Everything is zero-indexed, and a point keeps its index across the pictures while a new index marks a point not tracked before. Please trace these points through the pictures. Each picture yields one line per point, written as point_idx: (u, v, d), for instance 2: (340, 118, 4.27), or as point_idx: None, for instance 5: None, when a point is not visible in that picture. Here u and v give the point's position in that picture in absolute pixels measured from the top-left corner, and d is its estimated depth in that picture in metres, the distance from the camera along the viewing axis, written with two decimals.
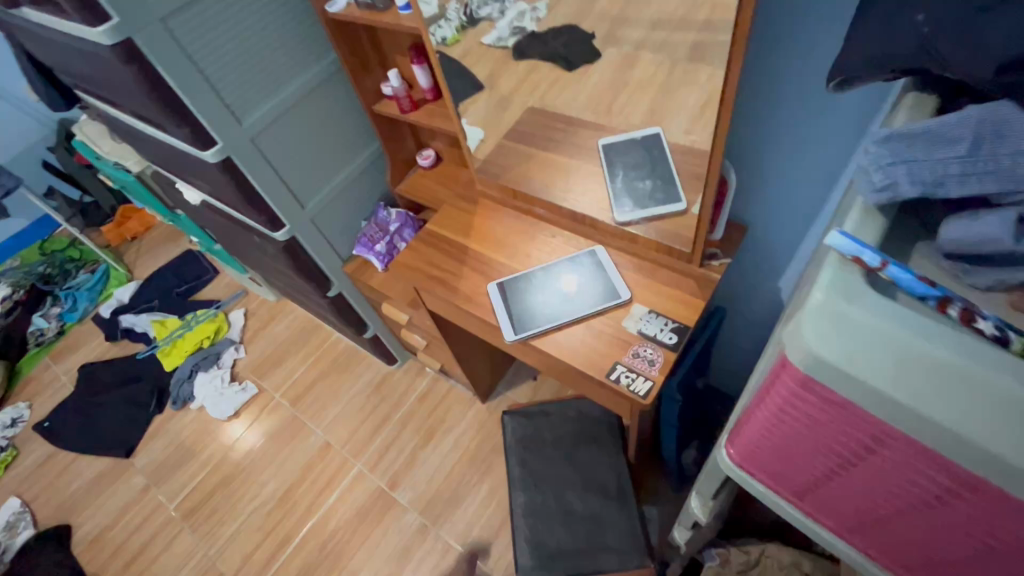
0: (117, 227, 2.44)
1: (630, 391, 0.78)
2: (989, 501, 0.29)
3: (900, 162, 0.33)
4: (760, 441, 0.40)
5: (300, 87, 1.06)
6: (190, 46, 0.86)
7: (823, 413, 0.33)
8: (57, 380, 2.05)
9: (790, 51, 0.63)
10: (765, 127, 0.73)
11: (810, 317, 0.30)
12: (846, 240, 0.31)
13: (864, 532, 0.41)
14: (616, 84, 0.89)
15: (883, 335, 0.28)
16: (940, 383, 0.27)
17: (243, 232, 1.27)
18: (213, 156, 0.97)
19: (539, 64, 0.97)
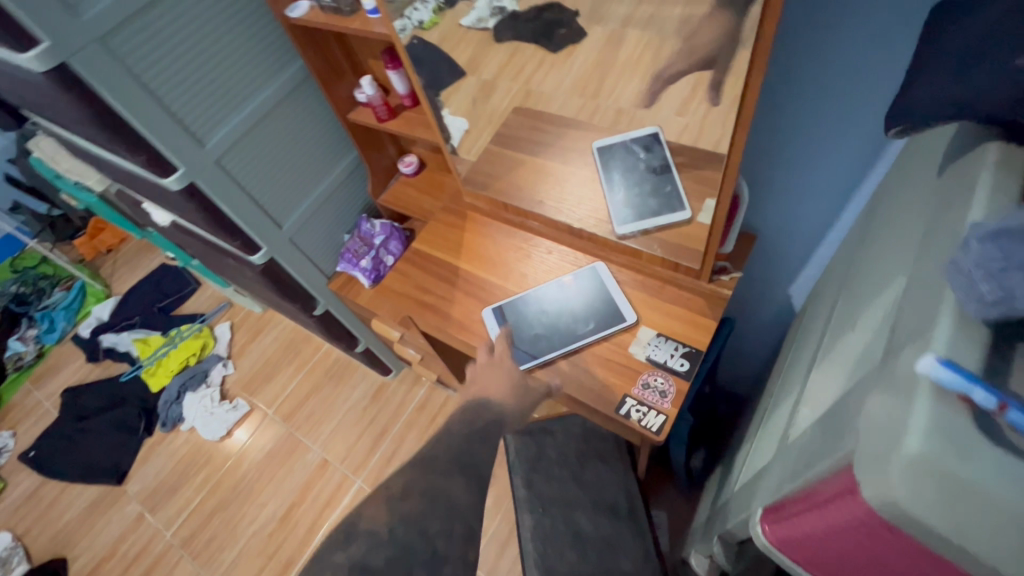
0: (90, 240, 2.34)
1: (642, 427, 0.73)
2: None
3: (1015, 268, 0.26)
4: (810, 542, 0.35)
5: (264, 98, 0.97)
6: (137, 66, 0.77)
7: (895, 547, 0.29)
8: (40, 406, 1.97)
9: (807, 52, 0.57)
10: (778, 134, 0.67)
11: (905, 471, 0.25)
12: (952, 374, 0.25)
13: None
14: (602, 67, 0.84)
15: (993, 503, 0.24)
16: None
17: (219, 255, 1.19)
18: (176, 183, 0.89)
19: (521, 46, 0.90)
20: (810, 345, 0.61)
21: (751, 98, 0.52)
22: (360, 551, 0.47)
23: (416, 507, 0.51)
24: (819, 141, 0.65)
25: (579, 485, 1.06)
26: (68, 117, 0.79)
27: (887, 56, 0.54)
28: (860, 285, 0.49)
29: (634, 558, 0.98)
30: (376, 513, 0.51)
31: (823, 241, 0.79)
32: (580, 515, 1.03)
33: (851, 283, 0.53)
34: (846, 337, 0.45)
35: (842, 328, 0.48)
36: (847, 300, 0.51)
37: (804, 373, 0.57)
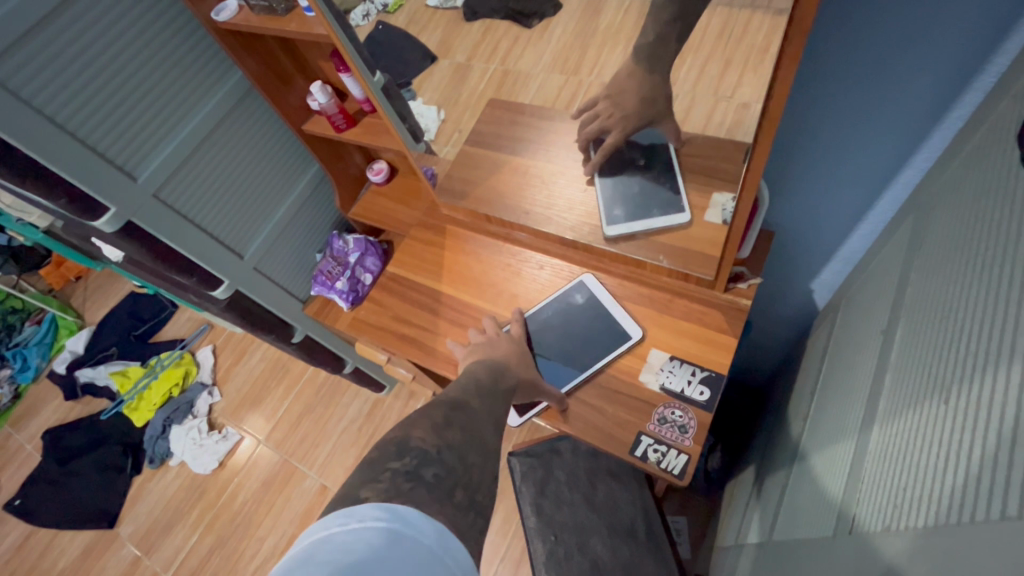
0: (56, 268, 2.21)
1: (662, 470, 0.64)
2: None
3: None
4: None
5: (199, 121, 0.85)
6: (39, 98, 0.66)
7: None
8: (21, 449, 1.88)
9: (835, 17, 0.46)
10: (803, 122, 0.56)
11: None
12: None
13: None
14: (584, 37, 0.75)
15: None
16: None
17: (178, 292, 1.08)
18: (110, 224, 0.76)
19: (495, 22, 0.82)
20: (861, 376, 0.51)
21: (782, 86, 0.41)
22: (409, 462, 0.42)
23: (458, 439, 0.46)
24: (852, 124, 0.55)
25: (592, 508, 0.98)
26: None
27: (938, 19, 0.44)
28: (936, 326, 0.39)
29: None
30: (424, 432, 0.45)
31: (852, 237, 0.69)
32: (596, 544, 0.94)
33: (916, 312, 0.44)
34: (934, 406, 0.35)
35: (918, 386, 0.39)
36: (916, 341, 0.42)
37: (857, 414, 0.48)
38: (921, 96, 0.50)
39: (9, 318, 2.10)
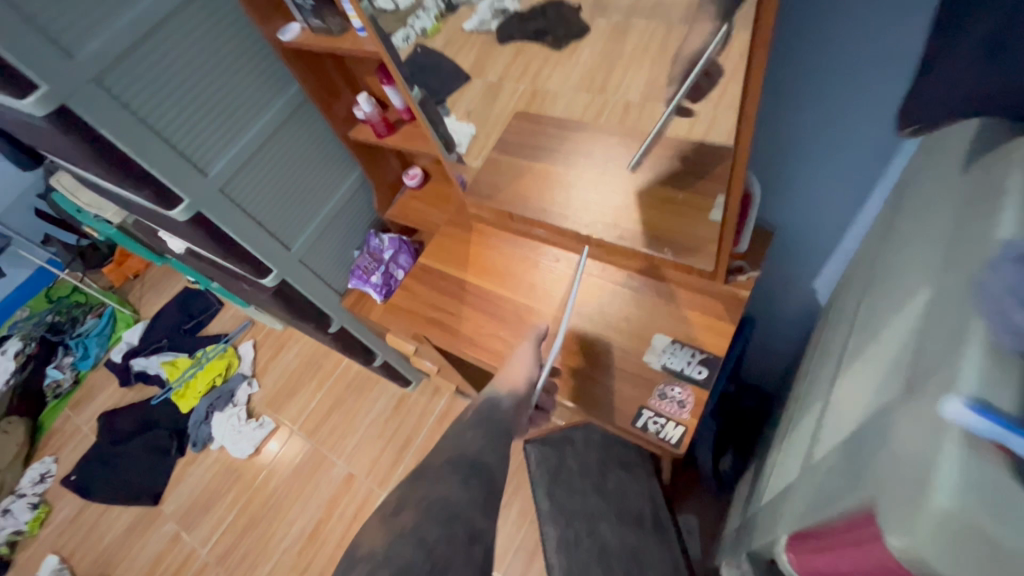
0: (118, 267, 2.41)
1: (661, 440, 0.70)
2: None
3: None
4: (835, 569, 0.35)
5: (263, 127, 0.97)
6: (138, 104, 0.78)
7: None
8: (78, 430, 2.04)
9: (810, 30, 0.53)
10: (790, 126, 0.63)
11: (935, 523, 0.25)
12: (974, 415, 0.25)
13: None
14: (607, 60, 0.85)
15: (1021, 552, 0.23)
16: None
17: (233, 280, 1.21)
18: (182, 214, 0.89)
19: (526, 45, 0.95)
20: (835, 352, 0.56)
21: (753, 89, 0.48)
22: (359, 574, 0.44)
23: (410, 521, 0.48)
24: (836, 127, 0.61)
25: (602, 494, 1.03)
26: (73, 156, 0.81)
27: (901, 34, 0.50)
28: (885, 290, 0.45)
29: (663, 572, 0.93)
30: (373, 538, 0.47)
31: (845, 235, 0.75)
32: (604, 528, 0.99)
33: (875, 286, 0.50)
34: (871, 352, 0.42)
35: (866, 339, 0.45)
36: (872, 304, 0.47)
37: (829, 379, 0.54)
38: (895, 101, 0.56)
39: (74, 312, 2.30)
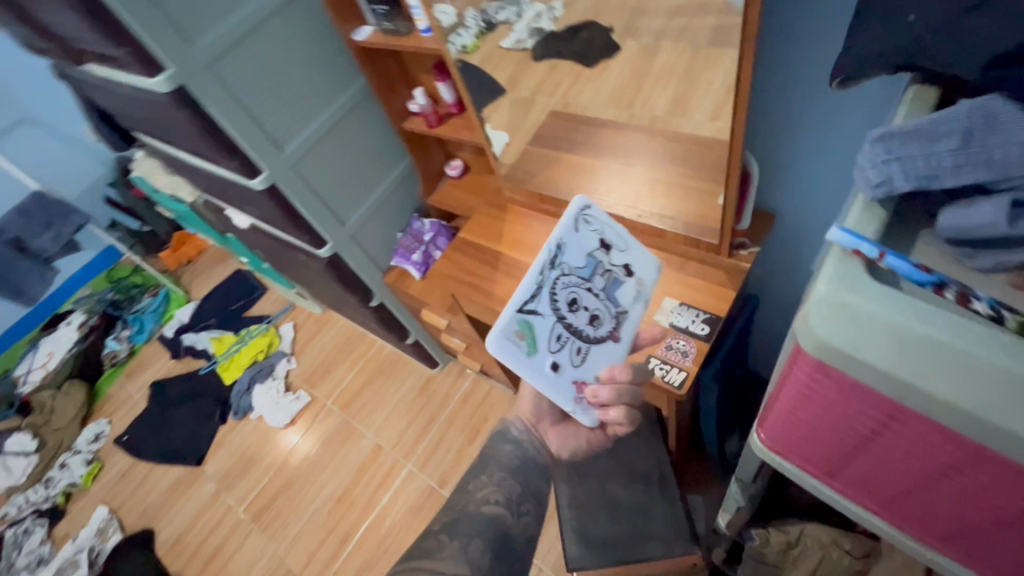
0: (173, 252, 2.60)
1: (665, 382, 0.81)
2: (1004, 468, 0.29)
3: (894, 158, 0.31)
4: (785, 420, 0.41)
5: (332, 113, 1.12)
6: (236, 86, 0.94)
7: (842, 396, 0.34)
8: (131, 397, 2.22)
9: (795, 35, 0.63)
10: (784, 118, 0.73)
11: (814, 309, 0.30)
12: (844, 234, 0.31)
13: (953, 544, 0.39)
14: (638, 75, 0.91)
15: (883, 325, 0.28)
16: (945, 367, 0.27)
17: (291, 252, 1.36)
18: (259, 183, 1.05)
19: (562, 62, 1.00)
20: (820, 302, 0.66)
21: (745, 76, 0.60)
22: None
23: None
24: (822, 120, 0.70)
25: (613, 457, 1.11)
26: (180, 127, 0.97)
27: None
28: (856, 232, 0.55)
29: (666, 526, 1.02)
30: None
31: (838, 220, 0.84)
32: (613, 486, 1.08)
33: None
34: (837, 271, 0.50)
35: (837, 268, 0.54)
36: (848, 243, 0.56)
37: None
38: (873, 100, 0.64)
39: (133, 291, 2.52)
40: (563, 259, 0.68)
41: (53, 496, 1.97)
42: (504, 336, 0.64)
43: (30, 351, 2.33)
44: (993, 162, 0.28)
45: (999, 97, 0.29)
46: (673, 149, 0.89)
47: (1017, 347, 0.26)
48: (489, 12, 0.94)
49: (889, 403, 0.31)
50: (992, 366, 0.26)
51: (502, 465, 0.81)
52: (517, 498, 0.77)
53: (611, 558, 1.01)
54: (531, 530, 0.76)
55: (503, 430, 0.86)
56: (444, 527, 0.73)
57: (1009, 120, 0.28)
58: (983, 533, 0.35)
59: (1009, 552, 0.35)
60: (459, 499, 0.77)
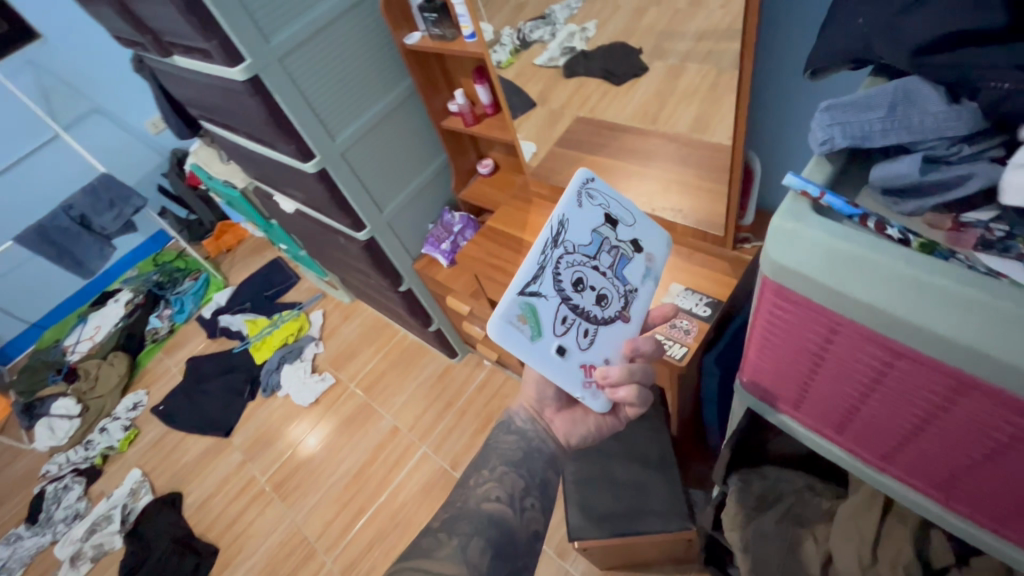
0: (215, 240, 2.73)
1: (667, 355, 0.91)
2: (913, 365, 0.37)
3: (836, 123, 0.39)
4: (759, 350, 0.50)
5: (380, 108, 1.24)
6: (300, 79, 1.07)
7: (797, 316, 0.42)
8: (168, 370, 2.36)
9: (786, 53, 0.71)
10: (779, 130, 0.81)
11: (771, 236, 0.39)
12: (796, 179, 0.39)
13: (891, 460, 0.47)
14: (663, 94, 0.96)
15: (820, 245, 0.37)
16: (864, 275, 0.35)
17: (331, 235, 1.48)
18: (312, 166, 1.17)
19: (588, 80, 1.07)
20: None
21: (746, 78, 0.69)
22: None
23: None
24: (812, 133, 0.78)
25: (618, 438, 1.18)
26: (248, 113, 1.11)
27: None
28: None
29: (666, 503, 1.08)
30: None
31: None
32: (616, 464, 1.14)
33: None
34: None
35: None
36: None
37: None
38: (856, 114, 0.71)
39: (176, 274, 2.67)
40: (567, 237, 0.68)
41: (92, 457, 2.10)
42: (507, 321, 0.64)
43: (80, 324, 2.56)
44: (912, 126, 0.37)
45: (915, 80, 0.38)
46: (679, 154, 0.98)
47: (915, 258, 0.34)
48: (524, 31, 1.06)
49: (829, 315, 0.39)
50: (896, 272, 0.34)
51: (505, 459, 0.76)
52: (520, 492, 0.72)
53: (611, 530, 1.06)
54: (536, 526, 0.71)
55: (506, 421, 0.81)
56: (443, 525, 0.69)
57: (921, 95, 0.37)
58: (913, 440, 0.43)
59: (929, 458, 0.43)
60: (459, 496, 0.73)
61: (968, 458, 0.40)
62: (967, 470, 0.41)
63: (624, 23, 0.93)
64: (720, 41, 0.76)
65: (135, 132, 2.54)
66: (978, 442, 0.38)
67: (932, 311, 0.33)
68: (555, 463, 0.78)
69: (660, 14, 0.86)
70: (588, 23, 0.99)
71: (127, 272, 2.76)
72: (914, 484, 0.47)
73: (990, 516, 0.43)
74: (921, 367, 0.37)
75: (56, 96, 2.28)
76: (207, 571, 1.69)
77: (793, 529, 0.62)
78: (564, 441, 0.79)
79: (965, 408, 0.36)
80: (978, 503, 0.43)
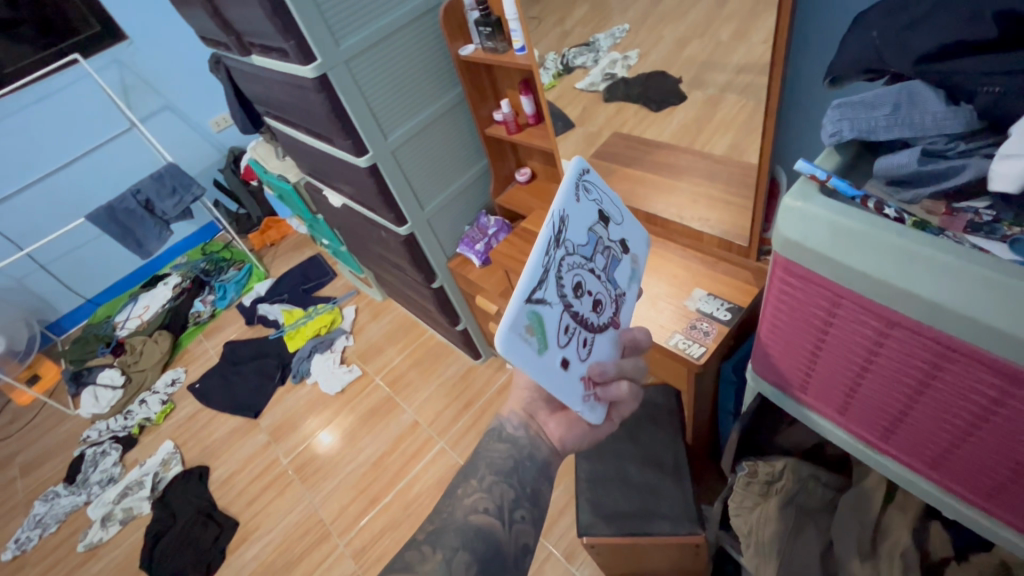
0: (260, 235, 2.88)
1: (684, 352, 0.95)
2: (905, 332, 0.43)
3: (845, 119, 0.46)
4: (773, 330, 0.56)
5: (433, 111, 1.34)
6: (362, 80, 1.17)
7: (805, 292, 0.49)
8: (206, 352, 2.49)
9: (813, 80, 0.77)
10: (807, 149, 0.85)
11: (784, 215, 0.46)
12: (806, 165, 0.46)
13: (893, 437, 0.52)
14: (700, 121, 0.98)
15: (826, 220, 0.43)
16: (862, 246, 0.42)
17: (373, 229, 1.58)
18: (364, 161, 1.27)
19: (626, 106, 1.11)
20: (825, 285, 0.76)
21: (774, 96, 0.74)
22: None
23: None
24: None
25: (633, 442, 1.20)
26: (312, 108, 1.22)
27: None
28: None
29: (676, 507, 1.09)
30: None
31: None
32: (630, 466, 1.17)
33: None
34: None
35: None
36: None
37: None
38: None
39: (221, 263, 2.82)
40: (567, 236, 0.62)
41: (130, 426, 2.22)
42: (514, 334, 0.56)
43: (131, 303, 2.73)
44: (913, 123, 0.43)
45: (919, 82, 0.44)
46: (710, 170, 1.01)
47: (904, 230, 0.41)
48: (568, 57, 1.14)
49: (832, 289, 0.46)
50: (890, 242, 0.40)
51: (495, 467, 0.73)
52: (510, 504, 0.70)
53: (620, 529, 1.08)
54: (527, 538, 0.68)
55: (497, 428, 0.79)
56: (428, 537, 0.64)
57: (923, 95, 0.43)
58: (909, 413, 0.48)
59: (925, 429, 0.48)
60: (445, 505, 0.69)
61: (957, 424, 0.45)
62: (957, 439, 0.46)
63: (666, 53, 0.97)
64: (750, 64, 0.81)
65: (200, 129, 2.74)
66: (963, 407, 0.43)
67: (918, 276, 0.39)
68: (548, 472, 0.77)
69: (702, 46, 0.90)
70: (630, 53, 1.04)
71: (178, 258, 2.94)
72: (912, 461, 0.52)
73: (981, 489, 0.48)
74: (911, 334, 0.43)
75: (134, 92, 2.50)
76: (225, 544, 1.75)
77: (798, 517, 0.71)
78: (560, 444, 0.80)
79: (951, 373, 0.42)
80: (968, 474, 0.47)
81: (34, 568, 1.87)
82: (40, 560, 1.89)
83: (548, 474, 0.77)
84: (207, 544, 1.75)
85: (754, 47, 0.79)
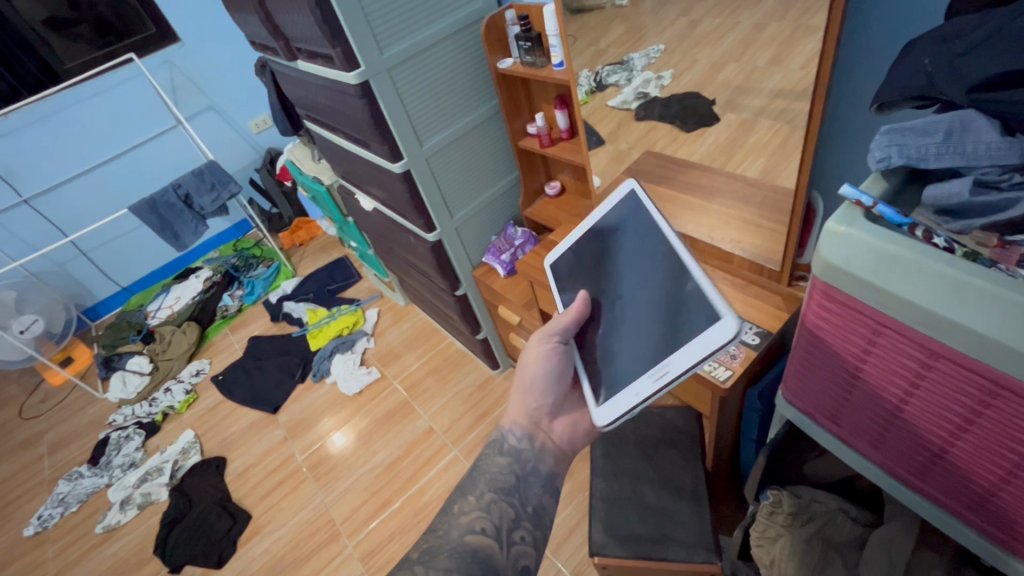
0: (291, 234, 2.95)
1: (712, 376, 0.94)
2: (950, 366, 0.42)
3: (894, 144, 0.46)
4: (806, 357, 0.56)
5: (468, 120, 1.37)
6: (403, 87, 1.20)
7: (842, 319, 0.49)
8: (231, 345, 2.54)
9: (853, 104, 0.76)
10: (844, 175, 0.84)
11: (826, 240, 0.46)
12: (851, 190, 0.46)
13: (927, 476, 0.51)
14: (732, 145, 0.98)
15: (871, 245, 0.43)
16: (907, 273, 0.41)
17: (402, 234, 1.60)
18: (398, 167, 1.29)
19: (658, 125, 1.11)
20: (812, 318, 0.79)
21: (814, 122, 0.73)
22: None
23: None
24: None
25: (651, 464, 1.18)
26: (351, 113, 1.25)
27: None
28: None
29: (692, 534, 1.06)
30: None
31: None
32: (646, 489, 1.14)
33: None
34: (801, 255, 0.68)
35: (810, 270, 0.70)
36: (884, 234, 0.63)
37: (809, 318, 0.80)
38: None
39: (251, 260, 2.89)
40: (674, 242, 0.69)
41: (154, 413, 2.28)
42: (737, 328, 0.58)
43: (163, 293, 2.82)
44: (966, 153, 0.43)
45: (973, 111, 0.43)
46: (743, 193, 1.00)
47: (951, 259, 0.40)
48: (602, 74, 1.12)
49: (873, 316, 0.46)
50: (940, 270, 0.40)
51: (494, 485, 0.74)
52: (509, 525, 0.69)
53: (632, 551, 1.05)
54: (526, 560, 0.68)
55: (498, 441, 0.80)
56: (422, 556, 0.63)
57: (978, 124, 0.43)
58: (950, 452, 0.47)
59: (965, 472, 0.47)
60: (441, 522, 0.68)
61: (1001, 468, 0.43)
62: (999, 483, 0.44)
63: (701, 75, 0.97)
64: (787, 87, 0.80)
65: (239, 129, 2.84)
66: (1013, 451, 0.41)
67: (970, 308, 0.38)
68: (551, 488, 0.78)
69: (738, 70, 0.89)
70: (664, 72, 1.03)
71: (211, 253, 3.04)
72: (947, 503, 0.51)
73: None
74: (957, 368, 0.42)
75: (181, 91, 2.61)
76: (237, 536, 1.78)
77: (823, 550, 0.69)
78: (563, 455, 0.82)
79: (1000, 413, 0.41)
80: (1010, 521, 0.46)
81: (54, 545, 1.92)
82: (60, 538, 1.94)
83: (553, 489, 0.78)
84: (220, 535, 1.78)
85: (792, 72, 0.79)
